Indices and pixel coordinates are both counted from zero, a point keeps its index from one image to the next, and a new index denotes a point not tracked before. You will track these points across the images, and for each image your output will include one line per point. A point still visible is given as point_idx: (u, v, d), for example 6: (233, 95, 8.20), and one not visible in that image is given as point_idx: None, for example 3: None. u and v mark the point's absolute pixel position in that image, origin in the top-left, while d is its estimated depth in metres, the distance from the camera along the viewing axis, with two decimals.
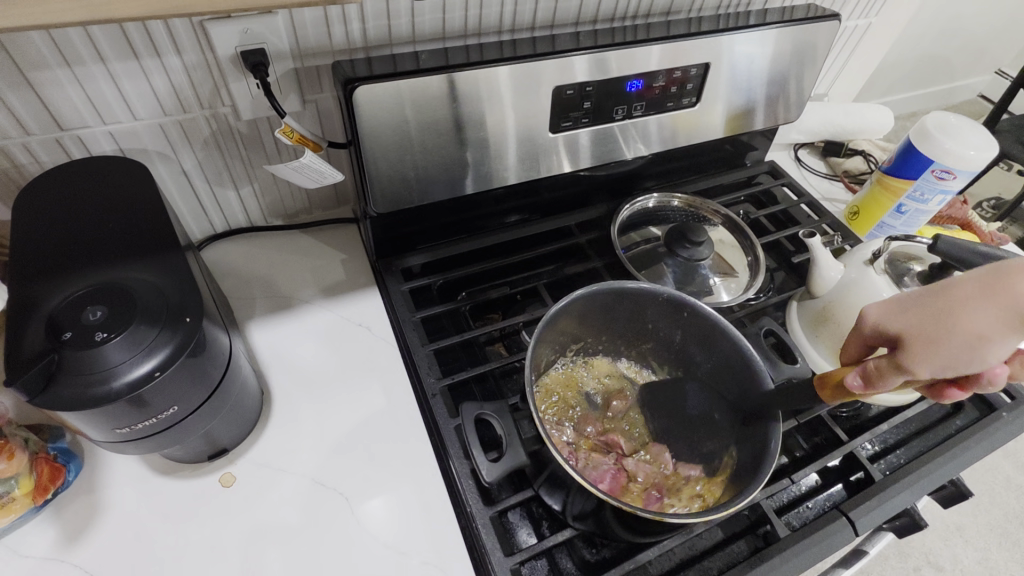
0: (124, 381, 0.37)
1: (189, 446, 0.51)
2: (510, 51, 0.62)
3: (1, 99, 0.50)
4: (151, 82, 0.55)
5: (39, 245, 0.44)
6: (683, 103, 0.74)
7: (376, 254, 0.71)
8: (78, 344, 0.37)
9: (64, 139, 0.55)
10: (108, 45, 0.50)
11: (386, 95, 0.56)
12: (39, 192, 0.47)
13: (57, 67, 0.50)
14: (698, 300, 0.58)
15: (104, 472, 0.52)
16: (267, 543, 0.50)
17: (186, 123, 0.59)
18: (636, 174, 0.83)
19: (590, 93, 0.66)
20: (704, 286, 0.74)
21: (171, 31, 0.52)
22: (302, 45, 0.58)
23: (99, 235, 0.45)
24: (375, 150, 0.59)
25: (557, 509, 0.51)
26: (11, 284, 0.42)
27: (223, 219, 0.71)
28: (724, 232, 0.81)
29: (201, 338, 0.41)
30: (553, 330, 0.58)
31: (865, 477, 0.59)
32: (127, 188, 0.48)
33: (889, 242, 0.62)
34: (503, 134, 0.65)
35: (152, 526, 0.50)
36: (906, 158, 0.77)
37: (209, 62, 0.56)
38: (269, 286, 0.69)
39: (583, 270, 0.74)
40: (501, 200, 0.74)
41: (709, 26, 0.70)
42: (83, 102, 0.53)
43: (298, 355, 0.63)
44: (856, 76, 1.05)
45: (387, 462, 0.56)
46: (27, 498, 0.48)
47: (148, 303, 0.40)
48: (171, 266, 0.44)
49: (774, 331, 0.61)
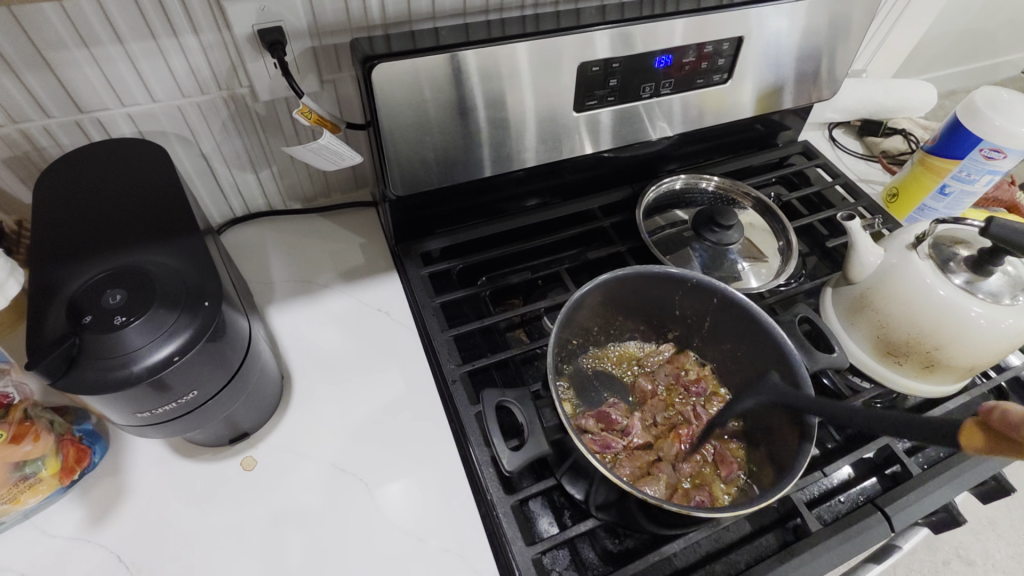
0: (144, 365, 0.37)
1: (211, 429, 0.51)
2: (534, 26, 0.59)
3: (19, 78, 0.49)
4: (169, 63, 0.54)
5: (60, 224, 0.44)
6: (714, 79, 0.71)
7: (396, 239, 0.69)
8: (97, 328, 0.37)
9: (84, 121, 0.55)
10: (125, 24, 0.49)
11: (408, 74, 0.54)
12: (60, 176, 0.47)
13: (75, 48, 0.49)
14: (728, 285, 0.56)
15: (129, 454, 0.53)
16: (288, 527, 0.50)
17: (203, 104, 0.59)
18: (663, 156, 0.80)
19: (616, 70, 0.64)
20: (733, 271, 0.71)
21: (187, 8, 0.51)
22: (319, 22, 0.56)
23: (116, 220, 0.45)
24: (395, 131, 0.58)
25: (580, 498, 0.50)
26: (33, 264, 0.42)
27: (242, 202, 0.71)
28: (755, 215, 0.78)
29: (221, 322, 0.41)
30: (577, 315, 0.56)
31: (901, 471, 0.57)
32: (146, 171, 0.48)
33: (934, 226, 0.58)
34: (527, 113, 0.62)
35: (174, 509, 0.50)
36: (953, 136, 0.73)
37: (226, 41, 0.54)
38: (289, 269, 0.69)
39: (606, 254, 0.72)
40: (525, 182, 0.72)
41: None
42: (101, 83, 0.53)
43: (319, 339, 0.63)
44: (898, 51, 1.00)
45: (408, 448, 0.55)
46: (55, 478, 0.48)
47: (167, 287, 0.40)
48: (189, 249, 0.43)
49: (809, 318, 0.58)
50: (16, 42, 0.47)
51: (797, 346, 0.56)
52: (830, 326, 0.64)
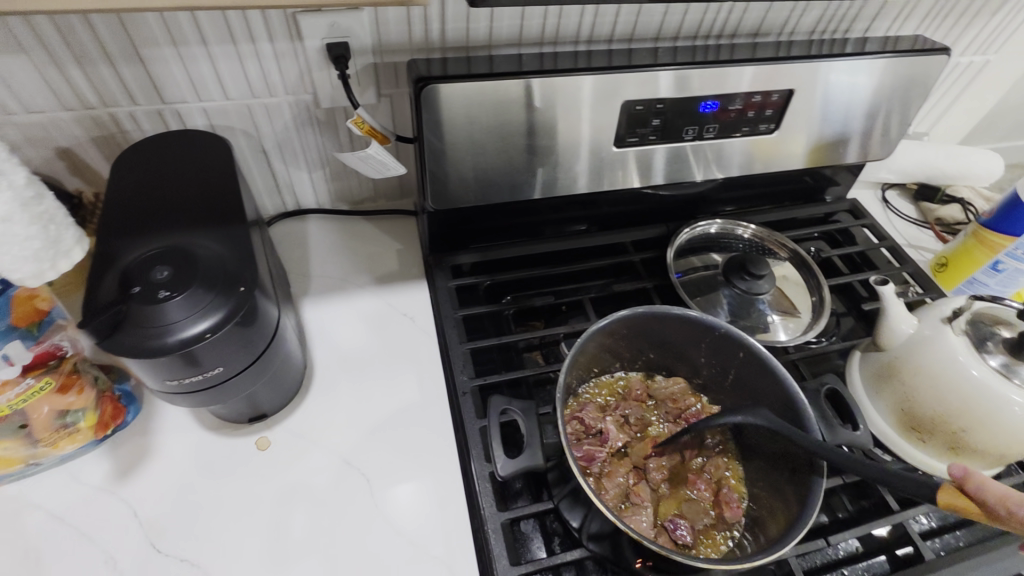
0: (178, 337, 0.40)
1: (232, 406, 0.54)
2: (585, 62, 0.61)
3: (115, 69, 0.55)
4: (245, 66, 0.59)
5: (129, 202, 0.49)
6: (761, 128, 0.71)
7: (430, 249, 0.72)
8: (144, 298, 0.41)
9: (165, 111, 0.61)
10: (210, 29, 0.55)
11: (457, 96, 0.57)
12: (135, 159, 0.52)
13: (165, 46, 0.55)
14: (752, 338, 0.56)
15: (158, 418, 0.57)
16: (291, 511, 0.52)
17: (270, 106, 0.64)
18: (703, 198, 0.80)
19: (662, 110, 0.65)
20: (760, 321, 0.70)
21: (266, 19, 0.56)
22: (383, 41, 0.61)
23: (175, 203, 0.49)
24: (439, 149, 0.61)
25: (574, 526, 0.50)
26: (101, 235, 0.46)
27: (294, 198, 0.76)
28: (790, 267, 0.76)
29: (252, 308, 0.44)
30: (596, 346, 0.57)
31: (914, 553, 0.54)
32: (209, 163, 0.52)
33: (973, 303, 0.57)
34: (569, 143, 0.64)
35: (189, 476, 0.54)
36: (1011, 211, 0.70)
37: (297, 50, 0.59)
38: (327, 265, 0.73)
39: (631, 289, 0.72)
40: (561, 209, 0.74)
41: (801, 51, 0.66)
42: (183, 79, 0.58)
43: (345, 335, 0.66)
44: (965, 118, 0.97)
45: (412, 451, 0.57)
46: (90, 430, 0.52)
47: (209, 270, 0.44)
48: (234, 238, 0.47)
49: (836, 389, 0.57)
50: (116, 37, 0.53)
51: (818, 416, 0.55)
52: (855, 393, 0.62)
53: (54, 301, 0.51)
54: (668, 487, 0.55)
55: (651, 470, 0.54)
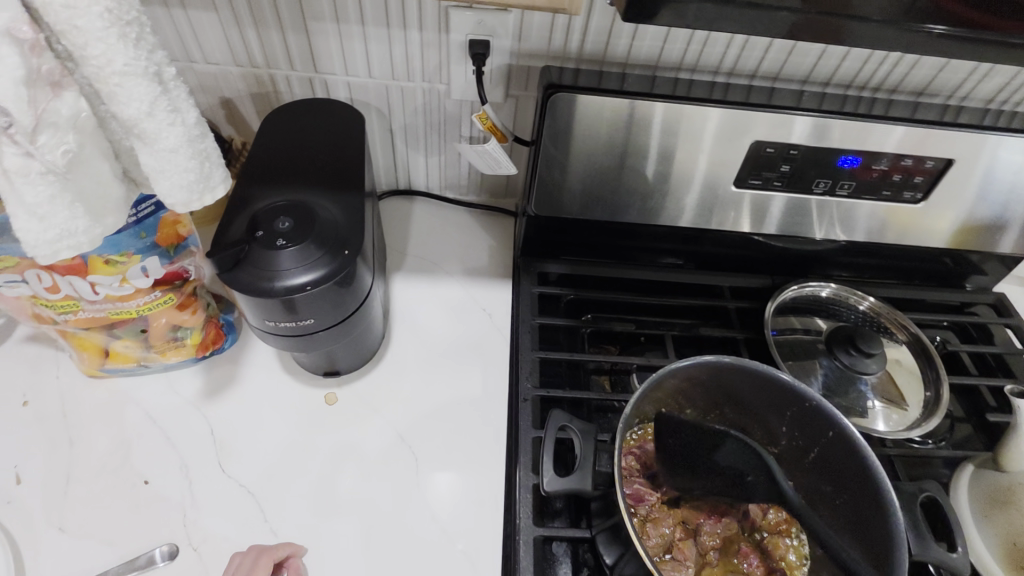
0: (284, 284, 0.44)
1: (312, 357, 0.58)
2: (721, 93, 0.59)
3: (284, 35, 0.61)
4: (392, 49, 0.63)
5: (271, 155, 0.54)
6: (904, 196, 0.64)
7: (522, 252, 0.73)
8: (264, 243, 0.45)
9: (315, 79, 0.66)
10: (371, 11, 0.59)
11: (583, 108, 0.57)
12: (284, 119, 0.57)
13: (329, 21, 0.60)
14: (849, 423, 0.50)
15: (248, 351, 0.62)
16: (342, 468, 0.55)
17: (406, 89, 0.67)
18: (819, 258, 0.74)
19: (793, 157, 0.61)
20: (858, 404, 0.64)
21: (421, 9, 0.59)
22: (523, 44, 0.62)
23: (307, 163, 0.53)
24: (554, 156, 0.61)
25: (608, 563, 0.48)
26: (239, 179, 0.51)
27: (407, 178, 0.80)
28: (906, 353, 0.68)
29: (351, 271, 0.47)
30: (671, 387, 0.54)
31: None
32: (343, 132, 0.57)
33: None
34: (686, 174, 0.62)
35: (262, 410, 0.58)
36: None
37: (442, 41, 0.62)
38: (423, 247, 0.76)
39: (719, 335, 0.68)
40: (662, 239, 0.71)
41: (971, 119, 0.59)
42: (337, 52, 0.63)
43: (426, 315, 0.68)
44: None
45: (464, 443, 0.58)
46: (193, 349, 0.58)
47: (323, 229, 0.47)
48: (350, 204, 0.50)
49: (936, 498, 0.51)
50: (291, 8, 0.59)
51: (909, 524, 0.49)
52: (958, 511, 0.54)
53: (194, 230, 0.54)
54: (717, 554, 0.51)
55: (702, 533, 0.51)
